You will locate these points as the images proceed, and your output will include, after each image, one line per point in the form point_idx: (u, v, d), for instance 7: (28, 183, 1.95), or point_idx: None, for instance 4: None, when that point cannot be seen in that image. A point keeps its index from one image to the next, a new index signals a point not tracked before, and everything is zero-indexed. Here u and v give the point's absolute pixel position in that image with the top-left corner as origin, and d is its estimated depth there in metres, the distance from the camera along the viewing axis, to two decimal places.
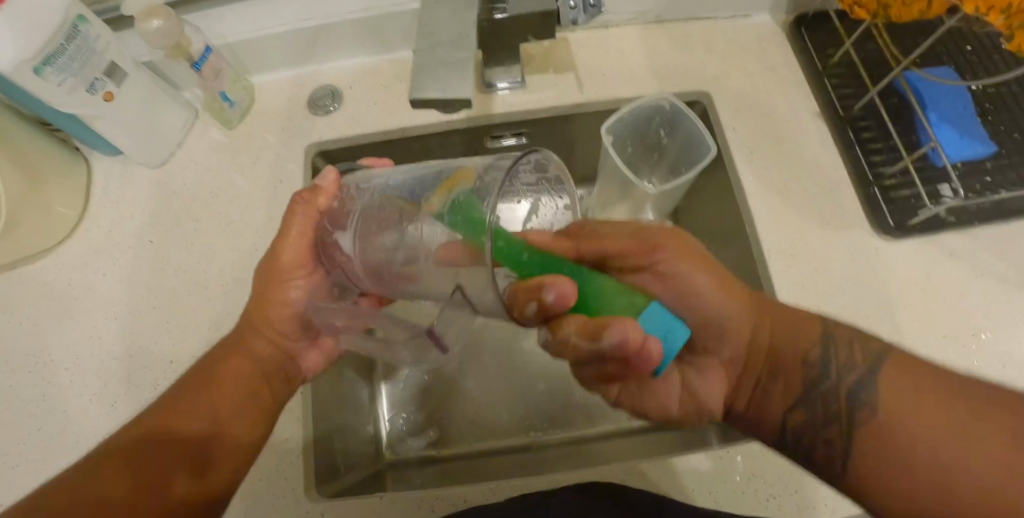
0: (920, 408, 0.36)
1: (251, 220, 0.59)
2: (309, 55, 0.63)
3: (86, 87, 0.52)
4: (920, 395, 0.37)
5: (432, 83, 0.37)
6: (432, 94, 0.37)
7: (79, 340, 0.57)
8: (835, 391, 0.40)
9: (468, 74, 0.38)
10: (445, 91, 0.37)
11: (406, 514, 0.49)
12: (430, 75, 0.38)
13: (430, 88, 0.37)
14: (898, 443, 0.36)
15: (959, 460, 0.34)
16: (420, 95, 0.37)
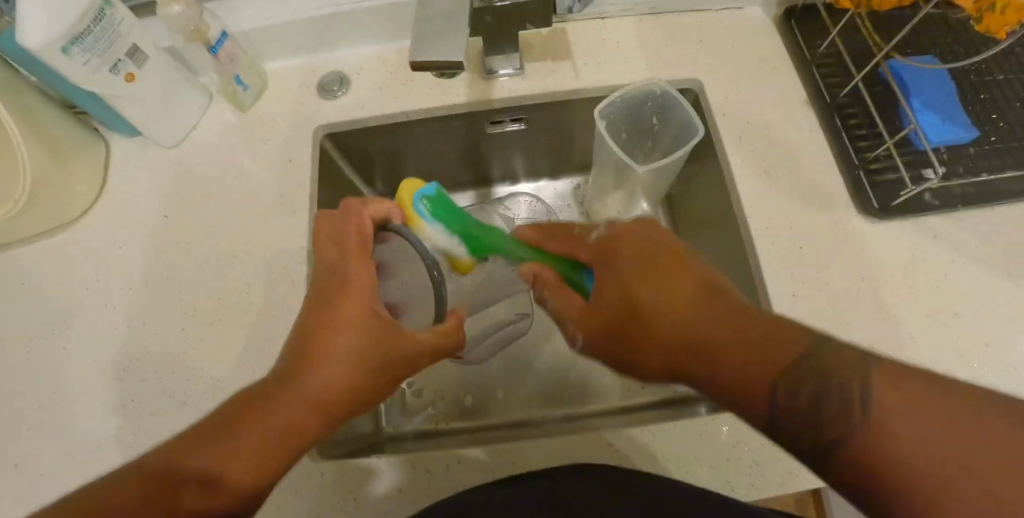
0: (904, 409, 0.30)
1: (262, 197, 0.62)
2: (319, 43, 0.66)
3: (109, 68, 0.55)
4: (909, 406, 0.30)
5: (430, 51, 0.40)
6: (429, 57, 0.40)
7: (95, 309, 0.60)
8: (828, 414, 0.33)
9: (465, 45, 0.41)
10: (443, 55, 0.40)
11: (403, 475, 0.51)
12: (430, 45, 0.41)
13: (429, 53, 0.40)
14: (879, 456, 0.30)
15: (939, 467, 0.28)
16: (418, 60, 0.40)
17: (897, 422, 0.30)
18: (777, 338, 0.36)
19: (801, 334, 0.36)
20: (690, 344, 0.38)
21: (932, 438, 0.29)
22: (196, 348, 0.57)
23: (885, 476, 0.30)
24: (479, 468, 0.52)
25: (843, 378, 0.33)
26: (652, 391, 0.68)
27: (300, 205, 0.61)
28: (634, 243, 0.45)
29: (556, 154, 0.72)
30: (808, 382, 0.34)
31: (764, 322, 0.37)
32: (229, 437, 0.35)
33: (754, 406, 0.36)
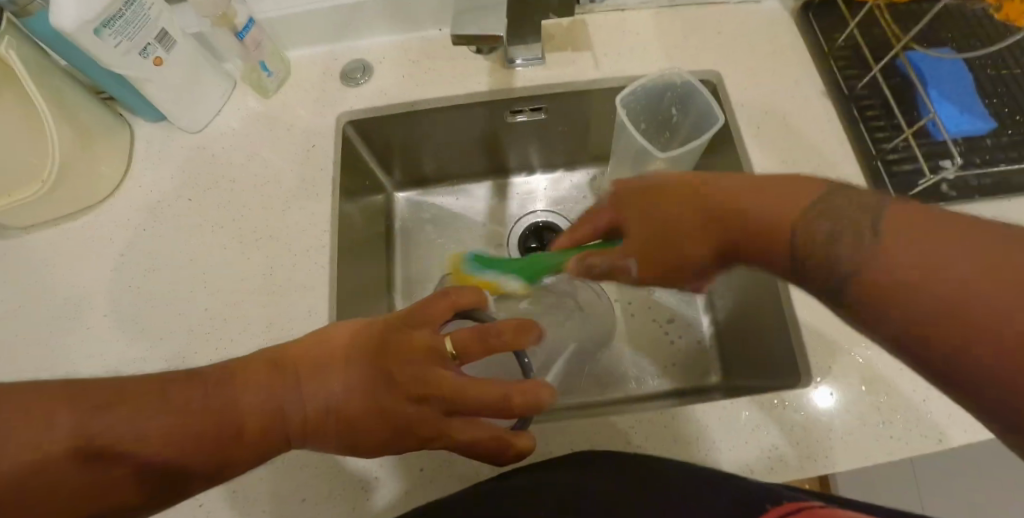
0: (932, 243, 0.29)
1: (284, 182, 0.63)
2: (343, 31, 0.67)
3: (139, 51, 0.56)
4: (931, 232, 0.29)
5: (466, 29, 0.43)
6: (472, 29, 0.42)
7: (119, 290, 0.61)
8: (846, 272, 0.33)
9: (499, 24, 0.43)
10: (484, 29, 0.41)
11: (423, 456, 0.51)
12: (467, 23, 0.43)
13: (465, 29, 0.43)
14: (893, 287, 0.30)
15: (960, 288, 0.27)
16: (455, 35, 0.43)
17: (906, 259, 0.30)
18: (769, 212, 0.37)
19: (795, 216, 0.36)
20: (726, 225, 0.39)
21: (923, 270, 0.29)
22: (218, 329, 0.57)
23: (901, 322, 0.29)
24: None
25: (851, 237, 0.33)
26: (667, 380, 0.68)
27: (322, 188, 0.62)
28: (658, 189, 0.44)
29: (573, 145, 0.73)
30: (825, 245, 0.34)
31: (770, 204, 0.37)
32: (205, 414, 0.34)
33: (776, 253, 0.37)
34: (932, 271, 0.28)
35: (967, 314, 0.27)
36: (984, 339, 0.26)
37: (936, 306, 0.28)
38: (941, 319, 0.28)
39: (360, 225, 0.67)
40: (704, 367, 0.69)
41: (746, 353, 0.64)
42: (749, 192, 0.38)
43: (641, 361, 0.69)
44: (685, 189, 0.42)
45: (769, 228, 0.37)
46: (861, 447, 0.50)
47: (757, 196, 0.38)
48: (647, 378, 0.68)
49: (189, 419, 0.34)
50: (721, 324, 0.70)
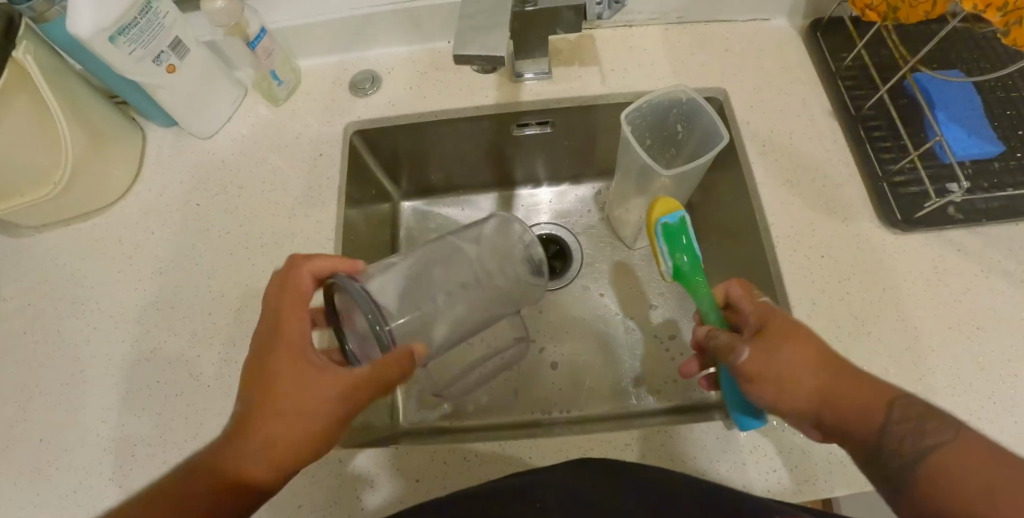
0: (963, 473, 0.34)
1: (290, 189, 0.63)
2: (353, 42, 0.68)
3: (153, 59, 0.57)
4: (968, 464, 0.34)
5: (475, 44, 0.41)
6: (472, 50, 0.41)
7: (125, 292, 0.62)
8: (894, 458, 0.37)
9: (507, 37, 0.42)
10: (484, 49, 0.41)
11: (419, 466, 0.51)
12: (474, 38, 0.42)
13: (473, 46, 0.41)
14: (934, 487, 0.35)
15: (969, 477, 0.34)
16: (461, 53, 0.41)
17: (806, 384, 0.39)
18: (777, 358, 0.39)
19: (882, 404, 0.38)
20: (833, 413, 0.39)
21: (954, 468, 0.34)
22: (221, 333, 0.58)
23: (901, 480, 0.37)
24: (495, 461, 0.51)
25: (931, 438, 0.36)
26: (666, 396, 0.68)
27: (328, 196, 0.62)
28: (788, 330, 0.40)
29: (579, 158, 0.74)
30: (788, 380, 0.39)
31: (799, 351, 0.39)
32: (187, 496, 0.38)
33: (855, 432, 0.39)
34: (979, 472, 0.33)
35: (988, 515, 0.32)
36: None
37: (933, 494, 0.35)
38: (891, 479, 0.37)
39: (365, 233, 0.68)
40: (705, 385, 0.69)
41: None
42: (760, 353, 0.40)
43: (642, 375, 0.69)
44: (783, 335, 0.40)
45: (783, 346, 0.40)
46: (860, 472, 0.50)
47: (783, 349, 0.40)
48: (646, 394, 0.68)
49: (174, 502, 0.38)
50: None
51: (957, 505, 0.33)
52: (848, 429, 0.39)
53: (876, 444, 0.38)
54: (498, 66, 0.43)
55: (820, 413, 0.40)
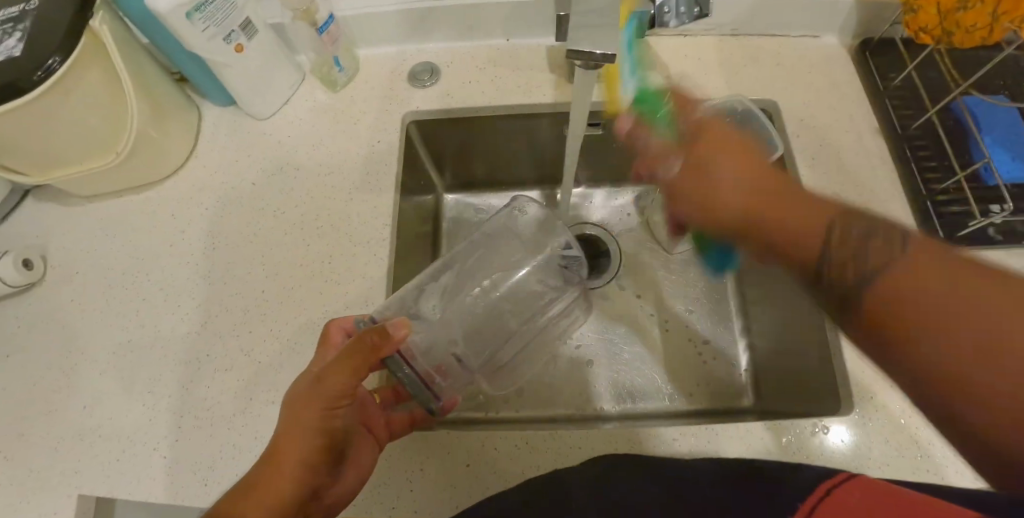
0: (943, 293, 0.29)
1: (347, 174, 0.64)
2: (415, 34, 0.69)
3: (223, 37, 0.58)
4: (943, 285, 0.29)
5: (587, 41, 0.42)
6: (584, 47, 0.42)
7: (177, 266, 0.62)
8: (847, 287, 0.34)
9: (615, 37, 0.43)
10: (597, 46, 0.42)
11: (468, 451, 0.52)
12: (584, 35, 0.42)
13: (584, 43, 0.42)
14: (908, 328, 0.30)
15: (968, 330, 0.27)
16: (574, 49, 0.42)
17: (913, 309, 0.30)
18: (875, 259, 0.34)
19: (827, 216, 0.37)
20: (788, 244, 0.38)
21: (917, 270, 0.32)
22: (273, 311, 0.58)
23: (886, 335, 0.31)
24: (543, 449, 0.52)
25: (949, 302, 0.29)
26: (699, 399, 0.69)
27: (384, 183, 0.63)
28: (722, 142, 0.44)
29: (624, 161, 0.75)
30: (856, 245, 0.35)
31: (805, 203, 0.38)
32: None
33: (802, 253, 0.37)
34: (914, 285, 0.31)
35: (961, 372, 0.27)
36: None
37: (934, 368, 0.28)
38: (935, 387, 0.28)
39: (413, 222, 0.68)
40: (737, 391, 0.70)
41: (783, 378, 0.65)
42: (692, 169, 0.44)
43: (675, 378, 0.70)
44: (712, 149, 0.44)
45: (761, 201, 0.40)
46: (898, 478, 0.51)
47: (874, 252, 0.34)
48: (679, 395, 0.69)
49: None
50: (757, 349, 0.70)
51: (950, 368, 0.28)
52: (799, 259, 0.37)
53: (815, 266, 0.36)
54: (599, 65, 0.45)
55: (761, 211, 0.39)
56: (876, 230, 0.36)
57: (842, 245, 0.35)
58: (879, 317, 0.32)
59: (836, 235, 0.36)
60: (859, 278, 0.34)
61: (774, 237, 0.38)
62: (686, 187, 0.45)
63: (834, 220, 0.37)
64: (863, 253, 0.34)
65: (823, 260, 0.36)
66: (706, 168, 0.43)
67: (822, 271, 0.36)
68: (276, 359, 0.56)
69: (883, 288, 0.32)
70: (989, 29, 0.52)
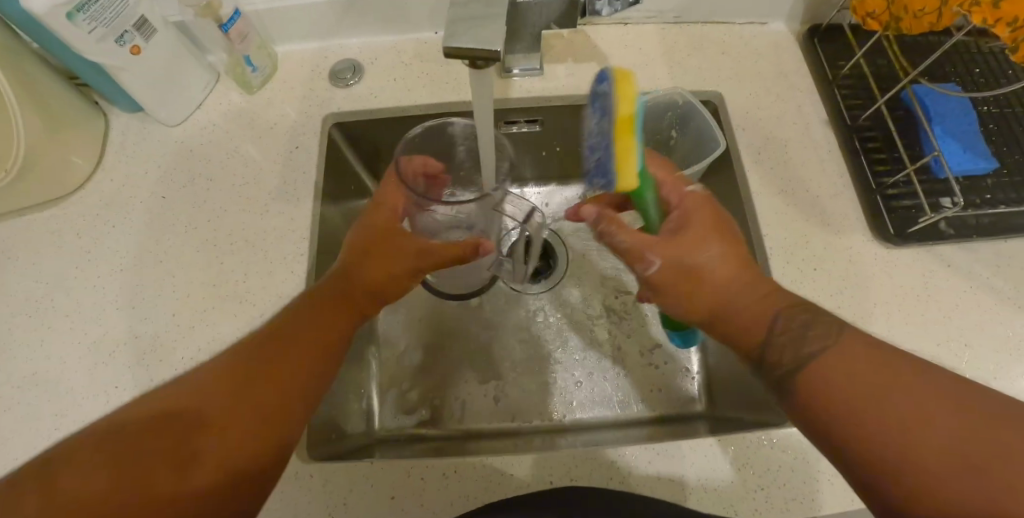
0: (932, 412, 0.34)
1: (264, 184, 0.60)
2: (335, 29, 0.64)
3: (116, 38, 0.52)
4: (919, 403, 0.34)
5: (471, 35, 0.33)
6: (464, 42, 0.33)
7: (83, 288, 0.56)
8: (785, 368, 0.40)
9: (503, 30, 0.34)
10: (478, 41, 0.33)
11: (394, 481, 0.49)
12: (466, 28, 0.33)
13: (466, 37, 0.33)
14: (863, 429, 0.35)
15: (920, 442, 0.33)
16: (454, 46, 0.33)
17: (844, 414, 0.36)
18: (828, 361, 0.38)
19: (767, 316, 0.42)
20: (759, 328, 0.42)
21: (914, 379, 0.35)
22: (183, 337, 0.54)
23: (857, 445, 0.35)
24: (476, 478, 0.49)
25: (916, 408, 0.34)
26: (650, 405, 0.66)
27: (304, 192, 0.59)
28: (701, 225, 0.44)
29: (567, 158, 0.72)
30: (785, 344, 0.40)
31: (750, 304, 0.42)
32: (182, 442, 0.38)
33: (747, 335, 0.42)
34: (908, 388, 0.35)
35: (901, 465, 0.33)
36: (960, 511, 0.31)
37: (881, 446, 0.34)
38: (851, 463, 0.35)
39: (341, 231, 0.65)
40: (689, 395, 0.67)
41: (735, 380, 0.63)
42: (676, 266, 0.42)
43: (626, 384, 0.68)
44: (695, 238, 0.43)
45: (724, 297, 0.42)
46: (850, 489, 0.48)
47: (836, 374, 0.37)
48: (631, 403, 0.66)
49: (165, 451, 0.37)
50: (710, 350, 0.68)
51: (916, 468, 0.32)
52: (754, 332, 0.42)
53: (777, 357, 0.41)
54: (491, 64, 0.35)
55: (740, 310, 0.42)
56: (814, 334, 0.40)
57: (783, 332, 0.41)
58: (813, 422, 0.38)
59: (772, 346, 0.41)
60: (786, 381, 0.40)
61: (731, 339, 0.44)
62: (672, 296, 0.44)
63: (788, 309, 0.42)
64: (787, 353, 0.40)
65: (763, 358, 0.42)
66: (693, 278, 0.42)
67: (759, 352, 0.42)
68: None
69: (813, 396, 0.38)
70: (938, 13, 0.46)
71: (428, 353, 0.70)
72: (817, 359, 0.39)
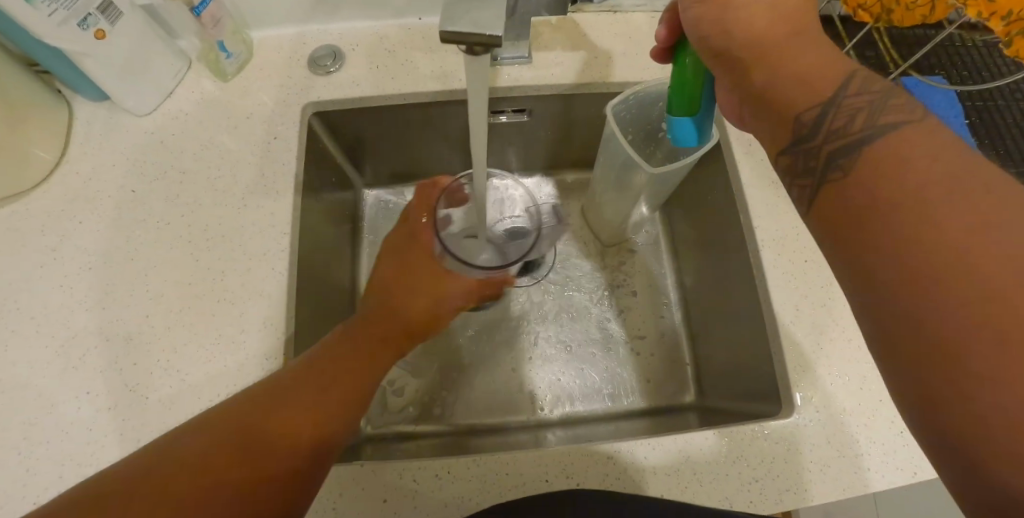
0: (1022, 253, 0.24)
1: (240, 177, 0.57)
2: (313, 14, 0.61)
3: (78, 22, 0.49)
4: (1011, 237, 0.25)
5: (467, 20, 0.31)
6: (460, 29, 0.31)
7: (47, 290, 0.53)
8: (829, 142, 0.33)
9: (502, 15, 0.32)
10: (475, 26, 0.31)
11: (387, 483, 0.47)
12: (464, 11, 0.32)
13: (464, 22, 0.31)
14: (925, 247, 0.26)
15: (995, 283, 0.24)
16: (452, 31, 0.31)
17: (894, 193, 0.28)
18: (893, 148, 0.30)
19: (840, 80, 0.34)
20: (795, 86, 0.35)
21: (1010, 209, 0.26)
22: (158, 339, 0.51)
23: (896, 275, 0.27)
24: (472, 475, 0.48)
25: (1008, 234, 0.25)
26: (644, 396, 0.66)
27: (283, 186, 0.57)
28: None
29: (554, 147, 0.72)
30: (853, 114, 0.33)
31: (802, 67, 0.35)
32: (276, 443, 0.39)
33: (797, 97, 0.35)
34: (1002, 215, 0.25)
35: (960, 297, 0.25)
36: (972, 327, 0.24)
37: (925, 273, 0.26)
38: (885, 299, 0.27)
39: (324, 225, 0.63)
40: (680, 385, 0.67)
41: (724, 372, 0.62)
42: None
43: (625, 369, 0.67)
44: None
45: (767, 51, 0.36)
46: (840, 478, 0.48)
47: (912, 150, 0.29)
48: (621, 396, 0.66)
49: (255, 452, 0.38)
50: (698, 340, 0.68)
51: (966, 305, 0.24)
52: (804, 96, 0.35)
53: (818, 129, 0.34)
54: (488, 50, 0.33)
55: (773, 63, 0.36)
56: (890, 112, 0.33)
57: (845, 114, 0.33)
58: (834, 203, 0.31)
59: (837, 112, 0.33)
60: (840, 154, 0.32)
61: (773, 97, 0.36)
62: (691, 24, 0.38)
63: (858, 76, 0.34)
64: (857, 121, 0.33)
65: (815, 129, 0.34)
66: None
67: (800, 128, 0.35)
68: (164, 397, 0.49)
69: (863, 172, 0.30)
70: (931, 5, 0.46)
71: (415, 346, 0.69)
72: (891, 133, 0.31)
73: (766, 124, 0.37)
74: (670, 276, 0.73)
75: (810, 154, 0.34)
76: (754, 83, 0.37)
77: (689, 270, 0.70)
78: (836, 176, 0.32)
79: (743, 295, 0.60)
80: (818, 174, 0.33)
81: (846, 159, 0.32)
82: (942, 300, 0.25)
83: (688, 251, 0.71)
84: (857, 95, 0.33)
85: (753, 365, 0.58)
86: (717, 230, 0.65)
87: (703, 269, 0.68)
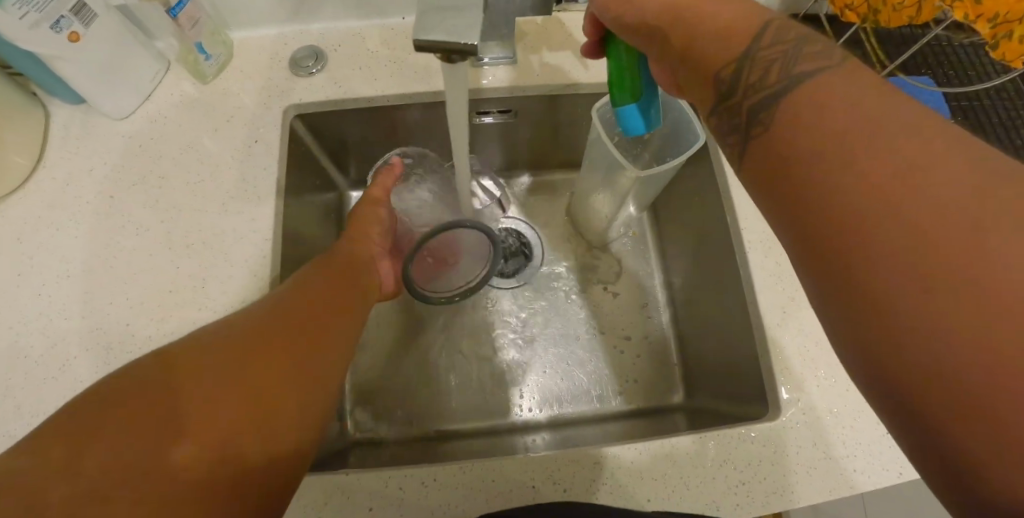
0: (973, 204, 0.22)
1: (221, 181, 0.56)
2: (294, 14, 0.60)
3: (50, 24, 0.47)
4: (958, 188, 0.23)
5: (441, 27, 0.30)
6: (435, 37, 0.30)
7: (25, 299, 0.52)
8: (747, 100, 0.32)
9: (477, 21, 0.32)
10: (450, 34, 0.30)
11: (373, 491, 0.47)
12: (440, 19, 0.31)
13: (439, 30, 0.30)
14: (872, 200, 0.24)
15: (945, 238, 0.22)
16: (426, 41, 0.30)
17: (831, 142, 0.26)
18: (812, 95, 0.29)
19: (753, 35, 0.33)
20: (719, 52, 0.34)
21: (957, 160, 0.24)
22: (138, 348, 0.50)
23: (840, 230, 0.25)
24: (460, 482, 0.48)
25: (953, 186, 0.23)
26: (635, 396, 0.66)
27: (265, 190, 0.56)
28: None
29: (541, 147, 0.71)
30: (767, 67, 0.32)
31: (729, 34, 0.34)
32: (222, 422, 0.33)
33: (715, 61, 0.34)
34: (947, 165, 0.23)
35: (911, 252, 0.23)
36: (917, 287, 0.22)
37: (873, 227, 0.24)
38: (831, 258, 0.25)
39: (308, 229, 0.62)
40: (666, 387, 0.67)
41: (711, 373, 0.62)
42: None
43: (614, 366, 0.67)
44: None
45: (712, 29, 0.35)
46: (826, 480, 0.49)
47: (832, 96, 0.28)
48: (608, 397, 0.66)
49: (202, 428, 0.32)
50: (685, 340, 0.68)
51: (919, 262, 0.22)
52: (724, 61, 0.34)
53: (740, 88, 0.33)
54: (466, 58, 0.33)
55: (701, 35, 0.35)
56: (806, 59, 0.32)
57: (760, 71, 0.32)
58: (762, 159, 0.30)
59: (752, 67, 0.33)
60: (759, 109, 0.31)
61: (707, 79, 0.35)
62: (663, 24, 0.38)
63: (773, 26, 0.33)
64: (773, 72, 0.32)
65: (733, 89, 0.33)
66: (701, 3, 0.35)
67: (723, 93, 0.34)
68: None
69: (787, 122, 0.29)
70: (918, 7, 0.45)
71: (402, 348, 0.69)
72: (806, 80, 0.30)
73: (698, 92, 0.36)
74: (657, 276, 0.73)
75: (732, 112, 0.34)
76: (680, 52, 0.36)
77: (677, 270, 0.70)
78: (756, 132, 0.31)
79: (729, 297, 0.60)
80: (743, 130, 0.32)
81: (765, 112, 0.31)
82: (895, 256, 0.23)
83: (675, 251, 0.71)
84: (771, 48, 0.32)
85: (739, 366, 0.58)
86: (703, 230, 0.65)
87: (690, 269, 0.68)
